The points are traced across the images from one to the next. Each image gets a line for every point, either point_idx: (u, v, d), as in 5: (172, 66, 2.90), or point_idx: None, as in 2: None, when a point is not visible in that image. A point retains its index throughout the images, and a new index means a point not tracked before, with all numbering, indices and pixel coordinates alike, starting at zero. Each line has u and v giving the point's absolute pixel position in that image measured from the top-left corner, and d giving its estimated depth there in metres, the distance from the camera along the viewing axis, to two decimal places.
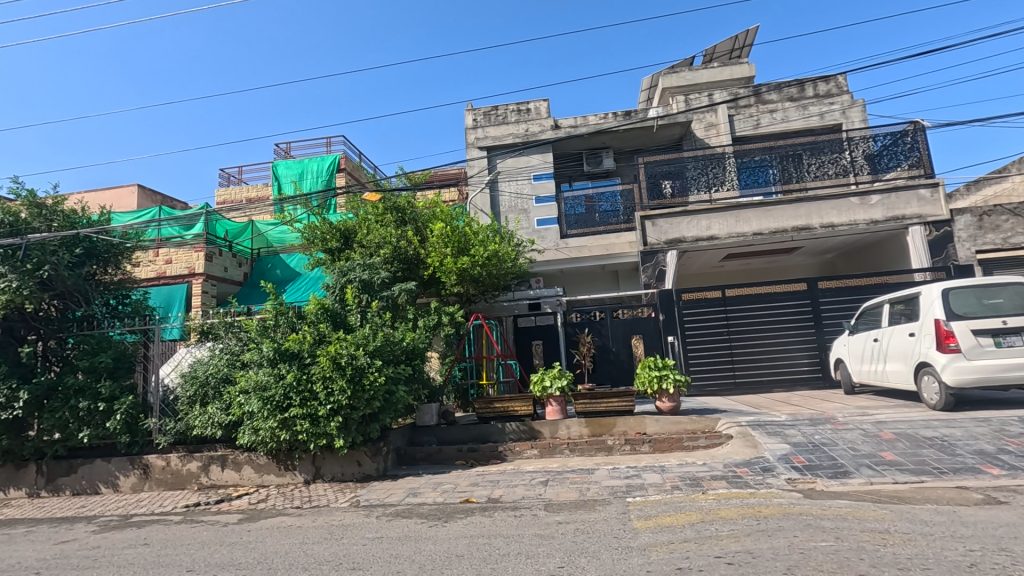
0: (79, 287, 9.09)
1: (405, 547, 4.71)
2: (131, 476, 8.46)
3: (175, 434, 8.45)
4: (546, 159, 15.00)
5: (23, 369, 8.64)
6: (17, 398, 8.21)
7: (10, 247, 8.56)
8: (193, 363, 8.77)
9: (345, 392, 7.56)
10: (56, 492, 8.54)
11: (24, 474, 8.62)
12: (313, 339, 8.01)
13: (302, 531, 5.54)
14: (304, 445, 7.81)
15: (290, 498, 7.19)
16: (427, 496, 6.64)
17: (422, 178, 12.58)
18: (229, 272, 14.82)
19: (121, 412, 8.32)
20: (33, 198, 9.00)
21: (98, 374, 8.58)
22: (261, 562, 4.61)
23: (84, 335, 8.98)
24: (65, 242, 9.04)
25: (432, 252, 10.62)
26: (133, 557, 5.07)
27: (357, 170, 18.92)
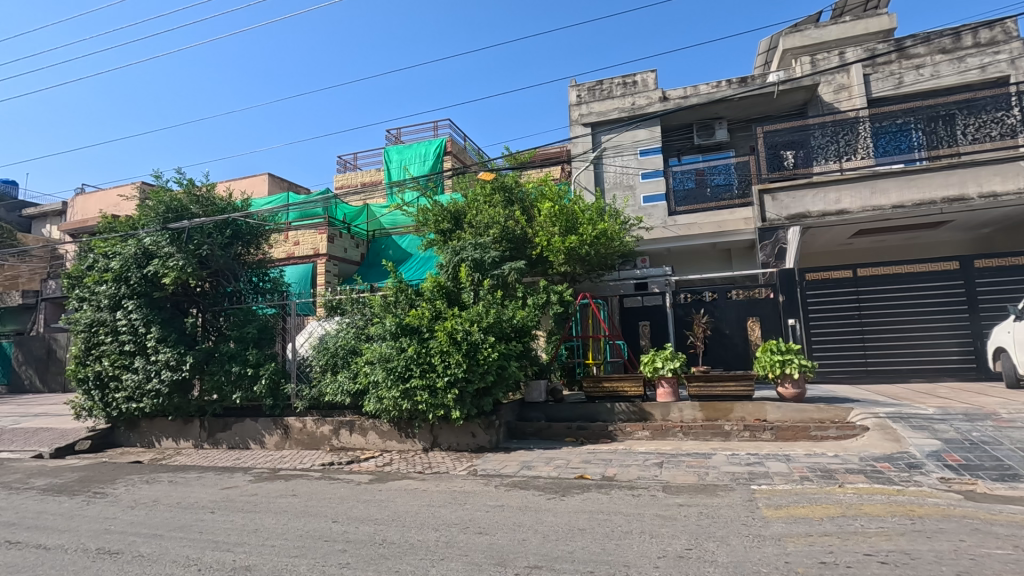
0: (230, 265, 10.26)
1: (526, 517, 4.85)
2: (275, 435, 9.45)
3: (310, 399, 9.32)
4: (654, 133, 14.40)
5: (188, 336, 9.95)
6: (184, 361, 9.47)
7: (176, 230, 9.80)
8: (323, 335, 9.55)
9: (461, 365, 7.92)
10: (215, 445, 9.76)
11: (189, 428, 9.91)
12: (431, 314, 8.44)
13: (426, 494, 5.90)
14: (423, 415, 8.31)
15: (412, 463, 7.68)
16: (541, 470, 6.79)
17: (526, 158, 12.60)
18: (349, 253, 15.89)
19: (266, 377, 9.35)
20: (191, 186, 10.19)
21: (246, 343, 9.77)
22: (395, 520, 4.97)
23: (234, 309, 10.19)
24: (218, 225, 10.17)
25: (540, 232, 10.69)
26: (286, 506, 5.70)
27: (462, 153, 19.38)
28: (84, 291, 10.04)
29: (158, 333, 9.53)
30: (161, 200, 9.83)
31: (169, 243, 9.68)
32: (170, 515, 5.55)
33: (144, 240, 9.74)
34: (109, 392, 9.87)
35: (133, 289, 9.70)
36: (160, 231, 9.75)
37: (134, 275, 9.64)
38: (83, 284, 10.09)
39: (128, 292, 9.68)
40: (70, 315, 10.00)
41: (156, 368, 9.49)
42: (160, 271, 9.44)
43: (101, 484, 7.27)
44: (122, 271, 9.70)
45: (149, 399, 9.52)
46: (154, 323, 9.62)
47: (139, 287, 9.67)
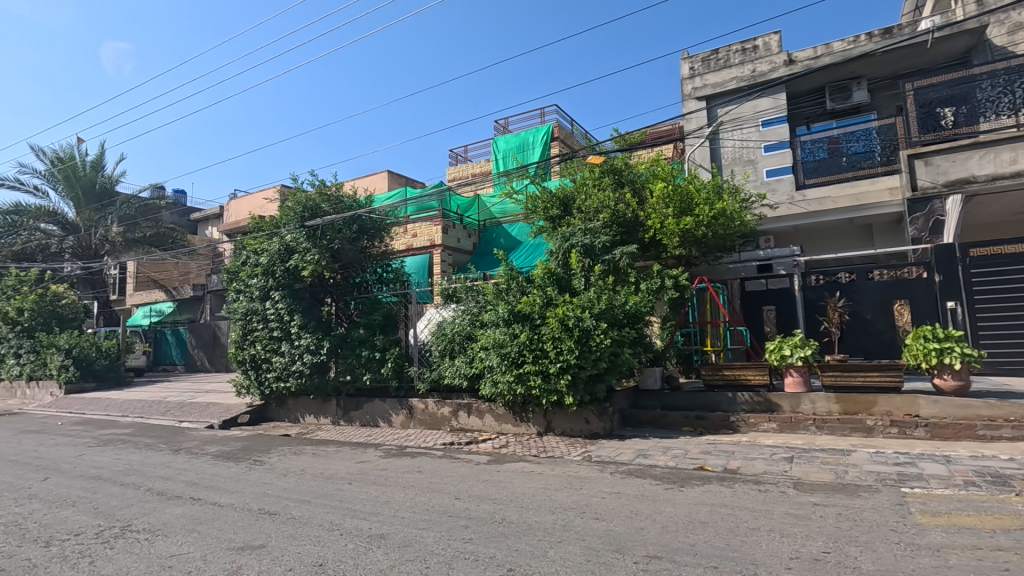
0: (358, 258, 11.16)
1: (643, 506, 4.75)
2: (401, 414, 10.15)
3: (431, 382, 9.89)
4: (779, 100, 13.18)
5: (324, 323, 11.01)
6: (322, 346, 10.51)
7: (312, 227, 10.80)
8: (441, 321, 10.05)
9: (573, 352, 7.94)
10: (350, 422, 10.70)
11: (328, 406, 10.95)
12: (542, 301, 8.52)
13: (541, 477, 6.02)
14: (537, 400, 8.47)
15: (527, 446, 7.86)
16: (658, 459, 6.62)
17: (636, 138, 12.19)
18: (462, 243, 16.50)
19: (392, 361, 10.09)
20: (323, 186, 11.15)
21: (374, 329, 10.61)
22: (513, 501, 5.13)
23: (363, 298, 11.06)
24: (346, 221, 11.04)
25: (652, 214, 10.31)
26: (413, 481, 6.12)
27: (569, 138, 19.22)
28: (240, 284, 11.44)
29: (300, 320, 10.66)
30: (299, 200, 10.84)
31: (306, 239, 10.72)
32: (314, 484, 6.21)
33: (286, 237, 10.85)
34: (262, 372, 11.21)
35: (278, 281, 10.88)
36: (299, 229, 10.78)
37: (279, 269, 10.78)
38: (239, 277, 11.50)
39: (274, 283, 10.88)
40: (230, 305, 11.46)
41: (300, 352, 10.63)
42: (300, 265, 10.51)
43: (259, 453, 8.32)
44: (269, 265, 10.90)
45: (295, 379, 10.68)
46: (296, 312, 10.77)
47: (282, 279, 10.81)
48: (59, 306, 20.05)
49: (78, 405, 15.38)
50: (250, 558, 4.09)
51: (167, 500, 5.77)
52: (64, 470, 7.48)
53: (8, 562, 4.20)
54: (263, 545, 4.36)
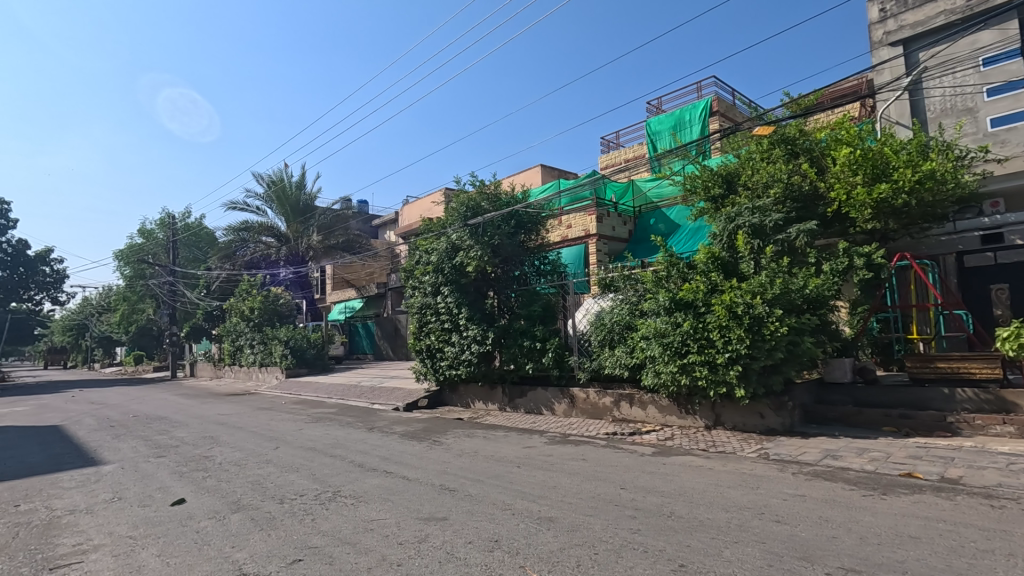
0: (516, 253, 11.63)
1: (835, 512, 4.25)
2: (563, 403, 10.35)
3: (591, 371, 9.96)
4: (1007, 31, 10.69)
5: (488, 315, 11.69)
6: (487, 336, 11.21)
7: (475, 226, 11.48)
8: (599, 311, 10.03)
9: (743, 341, 7.37)
10: (515, 409, 11.20)
11: (494, 393, 11.60)
12: (707, 287, 8.02)
13: (712, 473, 5.71)
14: (703, 392, 8.06)
15: (695, 440, 7.50)
16: (851, 461, 5.86)
17: (812, 102, 10.81)
18: (617, 231, 16.26)
19: (552, 351, 10.42)
20: (482, 186, 11.80)
21: (534, 320, 11.01)
22: (682, 495, 4.94)
23: (523, 290, 11.51)
24: (504, 217, 11.57)
25: (836, 184, 9.07)
26: (578, 468, 6.23)
27: (730, 110, 17.78)
28: (414, 281, 12.60)
29: (467, 313, 11.47)
30: (462, 201, 11.59)
31: (470, 237, 11.42)
32: (486, 465, 6.65)
33: (452, 236, 11.68)
34: (436, 361, 12.28)
35: (446, 277, 11.78)
36: (463, 227, 11.54)
37: (447, 266, 11.66)
38: (414, 275, 12.67)
39: (443, 279, 11.80)
40: (408, 300, 12.69)
41: (468, 342, 11.45)
42: (466, 261, 11.26)
43: (438, 434, 9.16)
44: (439, 263, 11.85)
45: (465, 367, 11.53)
46: (464, 305, 11.58)
47: (449, 275, 11.68)
48: (278, 304, 23.95)
49: (296, 387, 18.38)
50: (435, 529, 4.52)
51: (366, 472, 6.64)
52: (289, 441, 9.00)
53: (256, 513, 5.20)
54: (445, 517, 4.79)
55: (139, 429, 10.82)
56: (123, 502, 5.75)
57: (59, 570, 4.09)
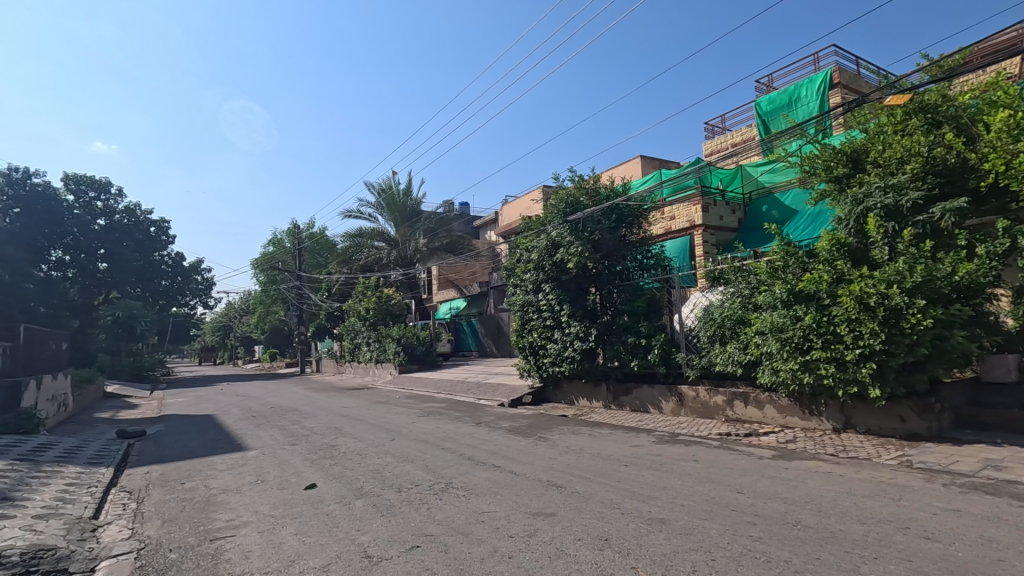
0: (618, 247, 11.39)
1: (1001, 532, 3.69)
2: (671, 401, 9.97)
3: (700, 368, 9.51)
4: None
5: (590, 311, 11.58)
6: (591, 333, 11.13)
7: (575, 221, 11.42)
8: (708, 305, 9.54)
9: (878, 336, 6.66)
10: (620, 406, 10.97)
11: (598, 390, 11.46)
12: (832, 277, 7.32)
13: (843, 480, 5.21)
14: (830, 391, 7.40)
15: (821, 443, 6.89)
16: (1019, 473, 5.07)
17: (958, 62, 9.45)
18: (725, 220, 15.38)
19: (658, 347, 10.09)
20: (581, 182, 11.70)
21: (638, 315, 10.76)
22: (809, 503, 4.56)
23: (625, 285, 11.26)
24: (604, 212, 11.38)
25: (991, 154, 7.83)
26: (689, 469, 5.98)
27: (854, 81, 16.11)
28: (516, 279, 12.77)
29: (569, 310, 11.46)
30: (561, 197, 11.56)
31: (570, 233, 11.37)
32: (593, 463, 6.58)
33: (552, 233, 11.68)
34: (540, 357, 12.41)
35: (547, 275, 11.82)
36: (562, 224, 11.52)
37: (548, 263, 11.71)
38: (515, 273, 12.85)
39: (545, 276, 11.86)
40: (510, 298, 12.90)
41: (571, 338, 11.46)
42: (567, 258, 11.23)
43: (543, 430, 9.24)
44: (539, 261, 11.92)
45: (568, 364, 11.53)
46: (565, 302, 11.58)
47: (551, 272, 11.72)
48: (390, 305, 25.45)
49: (408, 382, 19.44)
50: (544, 524, 4.55)
51: (475, 465, 6.86)
52: (404, 433, 9.55)
53: (377, 500, 5.56)
54: (554, 513, 4.81)
55: (276, 419, 12.03)
56: (266, 485, 6.42)
57: (217, 541, 4.66)
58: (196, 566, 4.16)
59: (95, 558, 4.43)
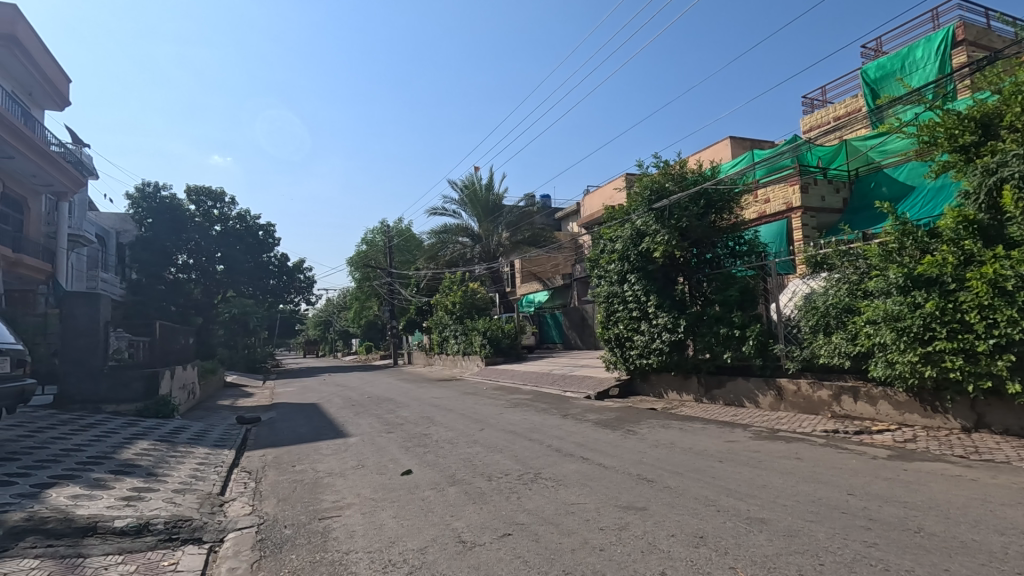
0: (707, 234, 10.89)
1: None
2: (769, 395, 9.42)
3: (802, 360, 8.90)
4: None
5: (679, 302, 11.17)
6: (680, 324, 10.76)
7: (660, 209, 11.06)
8: (810, 293, 8.90)
9: (1017, 324, 5.90)
10: (712, 400, 10.52)
11: (689, 383, 11.06)
12: (958, 259, 6.56)
13: (977, 485, 4.65)
14: (957, 386, 6.66)
15: (947, 444, 6.21)
16: None
17: None
18: (828, 200, 14.24)
19: (753, 338, 9.57)
20: (666, 167, 11.31)
21: (730, 305, 10.25)
22: (933, 508, 4.13)
23: (716, 274, 10.74)
24: (692, 197, 10.91)
25: None
26: (792, 467, 5.62)
27: (982, 36, 14.27)
28: (600, 270, 12.58)
29: (656, 300, 11.15)
30: (646, 184, 11.24)
31: (655, 222, 11.04)
32: (685, 458, 6.36)
33: (636, 222, 11.39)
34: (626, 349, 12.19)
35: (632, 265, 11.56)
36: (647, 212, 11.20)
37: (633, 253, 11.44)
38: (599, 264, 12.67)
39: (630, 267, 11.61)
40: (594, 289, 12.74)
41: (658, 330, 11.17)
42: (652, 247, 10.91)
43: (631, 423, 9.06)
44: (624, 251, 11.66)
45: (657, 356, 11.24)
46: (652, 292, 11.28)
47: (636, 262, 11.44)
48: (476, 298, 26.04)
49: (495, 374, 19.84)
50: (635, 518, 4.47)
51: (563, 457, 6.88)
52: (493, 424, 9.76)
53: (468, 487, 5.73)
54: (646, 508, 4.71)
55: (374, 408, 12.75)
56: (366, 470, 6.83)
57: (325, 520, 5.02)
58: (308, 541, 4.51)
59: (223, 530, 4.92)
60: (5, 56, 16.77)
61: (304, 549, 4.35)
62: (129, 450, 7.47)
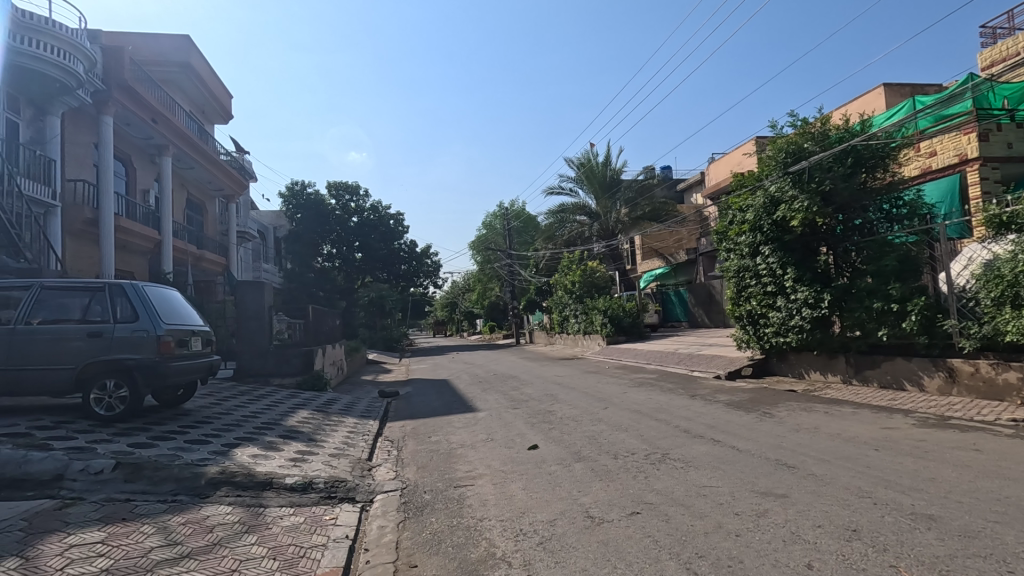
0: (855, 197, 9.71)
1: None
2: (936, 377, 8.25)
3: (981, 339, 7.68)
4: None
5: (822, 275, 10.11)
6: (823, 299, 9.77)
7: (798, 172, 10.06)
8: (991, 259, 7.60)
9: None
10: (864, 382, 9.45)
11: (836, 363, 10.04)
12: None
13: None
14: None
15: None
16: None
17: None
18: (1015, 147, 11.98)
19: (916, 313, 8.41)
20: (804, 126, 10.23)
21: (886, 276, 9.06)
22: None
23: (867, 241, 9.54)
24: (837, 156, 9.78)
25: None
26: (967, 460, 4.90)
27: None
28: (728, 243, 11.81)
29: (794, 273, 10.23)
30: (780, 146, 10.26)
31: (793, 187, 10.10)
32: (832, 444, 5.81)
33: (770, 189, 10.50)
34: (760, 327, 11.38)
35: (766, 235, 10.70)
36: (783, 177, 10.27)
37: (766, 223, 10.58)
38: (728, 237, 11.89)
39: (763, 238, 10.76)
40: (722, 264, 12.03)
41: (798, 306, 10.26)
42: (789, 215, 10.01)
43: (767, 405, 8.47)
44: (756, 221, 10.81)
45: (795, 334, 10.36)
46: (790, 265, 10.36)
47: (770, 233, 10.56)
48: (595, 277, 25.81)
49: (617, 353, 19.61)
50: (775, 505, 4.19)
51: (693, 438, 6.63)
52: (617, 402, 9.67)
53: (595, 464, 5.76)
54: (787, 495, 4.39)
55: (499, 384, 13.27)
56: (495, 443, 7.14)
57: (460, 488, 5.35)
58: (445, 507, 4.85)
59: (372, 491, 5.45)
60: (183, 80, 19.52)
61: (442, 514, 4.68)
62: (293, 418, 8.54)
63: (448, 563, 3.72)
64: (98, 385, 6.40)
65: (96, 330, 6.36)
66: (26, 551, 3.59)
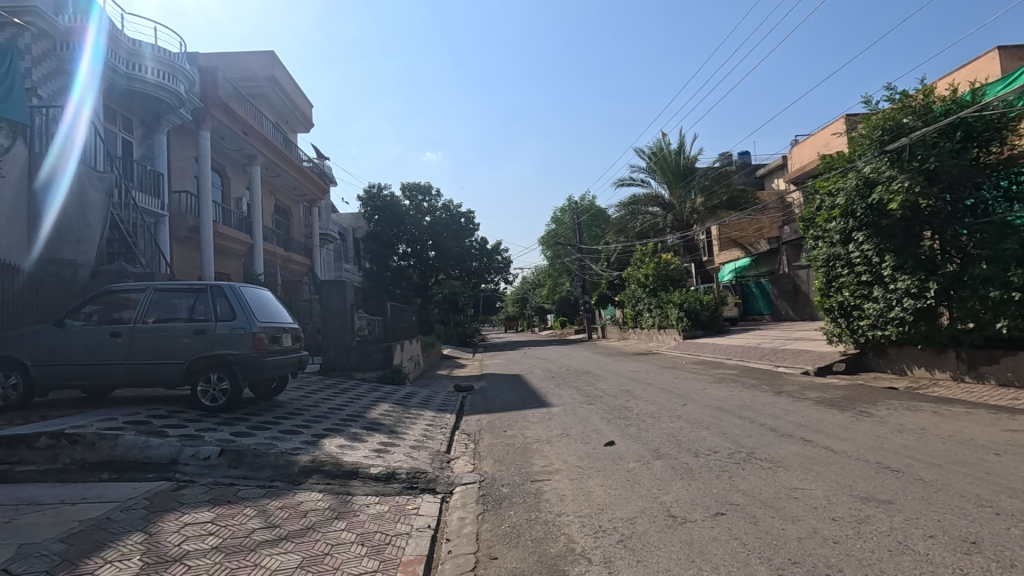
0: (966, 174, 8.74)
1: None
2: None
3: None
4: None
5: (926, 262, 9.21)
6: (928, 288, 8.95)
7: (897, 150, 9.24)
8: None
9: None
10: (979, 379, 8.57)
11: (945, 359, 9.16)
12: None
13: None
14: None
15: None
16: None
17: None
18: None
19: None
20: (903, 99, 9.39)
21: (1005, 262, 8.00)
22: None
23: (981, 224, 8.59)
24: (943, 131, 8.91)
25: None
26: None
27: None
28: (817, 231, 11.09)
29: (893, 261, 9.43)
30: (876, 122, 9.46)
31: (891, 166, 9.30)
32: (944, 447, 5.29)
33: (864, 169, 9.71)
34: (854, 320, 10.61)
35: (860, 221, 9.92)
36: (878, 156, 9.47)
37: (860, 207, 9.81)
38: (816, 224, 11.15)
39: (857, 224, 9.99)
40: (810, 253, 11.33)
41: (898, 297, 9.49)
42: (886, 197, 9.22)
43: (863, 404, 7.86)
44: (848, 205, 10.06)
45: (895, 328, 9.61)
46: (888, 252, 9.54)
47: (865, 218, 9.77)
48: (670, 270, 24.98)
49: (695, 348, 18.93)
50: (879, 512, 3.87)
51: (781, 437, 6.27)
52: (696, 399, 9.34)
53: (675, 462, 5.59)
54: (891, 501, 4.05)
55: (573, 380, 13.19)
56: (571, 439, 7.10)
57: (537, 483, 5.36)
58: (523, 501, 4.87)
59: (451, 483, 5.58)
60: (271, 93, 20.88)
61: (521, 507, 4.71)
62: (375, 411, 8.90)
63: (528, 556, 3.74)
64: (204, 378, 6.99)
65: (201, 328, 6.94)
66: (149, 527, 3.97)
